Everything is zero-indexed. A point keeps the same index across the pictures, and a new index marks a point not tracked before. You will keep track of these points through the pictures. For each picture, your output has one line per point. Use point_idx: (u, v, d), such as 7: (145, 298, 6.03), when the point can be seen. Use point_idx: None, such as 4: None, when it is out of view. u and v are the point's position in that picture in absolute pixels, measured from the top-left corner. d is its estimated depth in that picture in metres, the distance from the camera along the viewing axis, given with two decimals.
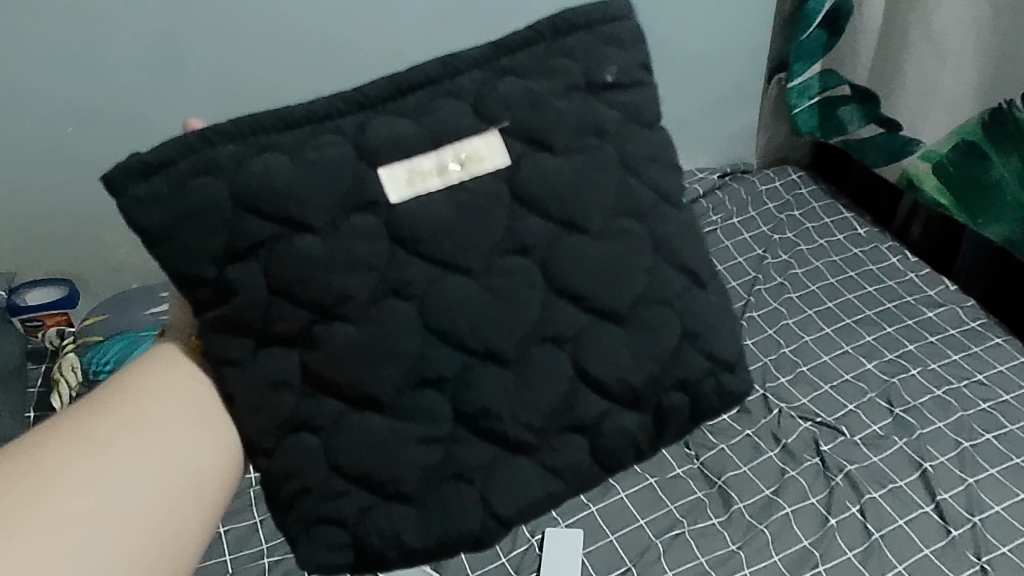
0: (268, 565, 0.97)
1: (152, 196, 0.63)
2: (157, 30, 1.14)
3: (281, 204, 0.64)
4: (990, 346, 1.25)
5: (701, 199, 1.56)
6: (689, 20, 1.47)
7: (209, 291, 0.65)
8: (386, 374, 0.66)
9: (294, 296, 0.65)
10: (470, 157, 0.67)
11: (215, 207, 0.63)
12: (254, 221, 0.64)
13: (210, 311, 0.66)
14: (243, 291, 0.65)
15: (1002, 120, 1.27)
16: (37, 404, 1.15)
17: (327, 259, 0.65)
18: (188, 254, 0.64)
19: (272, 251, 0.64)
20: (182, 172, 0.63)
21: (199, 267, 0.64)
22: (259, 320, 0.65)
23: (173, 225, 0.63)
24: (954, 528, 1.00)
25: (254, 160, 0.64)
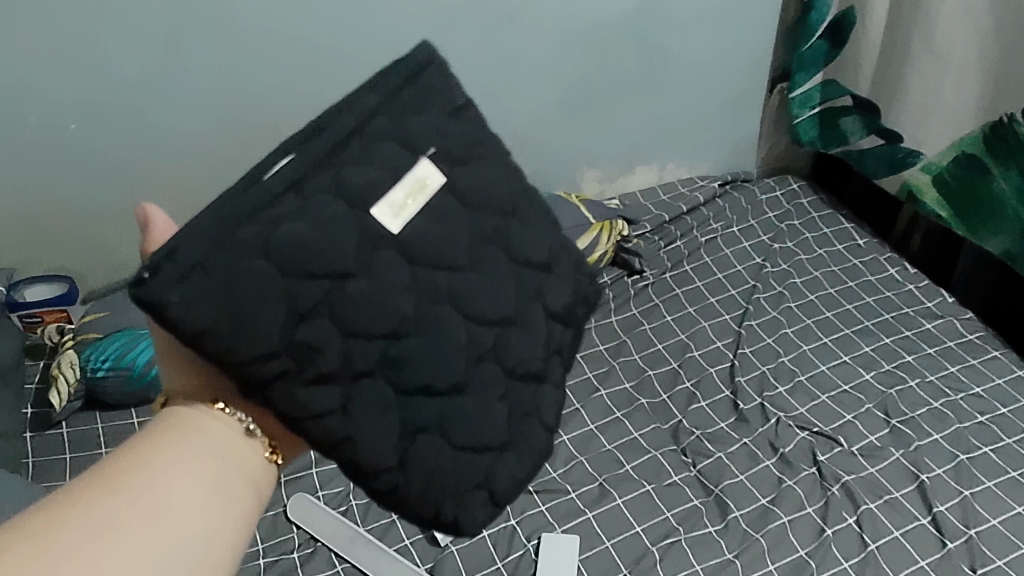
0: (264, 566, 0.97)
1: (195, 295, 0.49)
2: (162, 28, 1.14)
3: (319, 258, 0.52)
4: (988, 359, 1.26)
5: (703, 207, 1.56)
6: (696, 27, 1.47)
7: (292, 361, 0.51)
8: (462, 409, 0.57)
9: (359, 347, 0.53)
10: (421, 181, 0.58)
11: (266, 285, 0.51)
12: (305, 285, 0.52)
13: (302, 382, 0.52)
14: (327, 355, 0.52)
15: (1003, 134, 1.27)
16: (33, 401, 1.16)
17: (374, 306, 0.54)
18: (257, 336, 0.50)
19: (334, 307, 0.52)
20: (218, 262, 0.50)
21: (269, 341, 0.50)
22: (338, 378, 0.53)
23: (233, 322, 0.50)
24: (950, 541, 1.00)
25: (283, 229, 0.52)
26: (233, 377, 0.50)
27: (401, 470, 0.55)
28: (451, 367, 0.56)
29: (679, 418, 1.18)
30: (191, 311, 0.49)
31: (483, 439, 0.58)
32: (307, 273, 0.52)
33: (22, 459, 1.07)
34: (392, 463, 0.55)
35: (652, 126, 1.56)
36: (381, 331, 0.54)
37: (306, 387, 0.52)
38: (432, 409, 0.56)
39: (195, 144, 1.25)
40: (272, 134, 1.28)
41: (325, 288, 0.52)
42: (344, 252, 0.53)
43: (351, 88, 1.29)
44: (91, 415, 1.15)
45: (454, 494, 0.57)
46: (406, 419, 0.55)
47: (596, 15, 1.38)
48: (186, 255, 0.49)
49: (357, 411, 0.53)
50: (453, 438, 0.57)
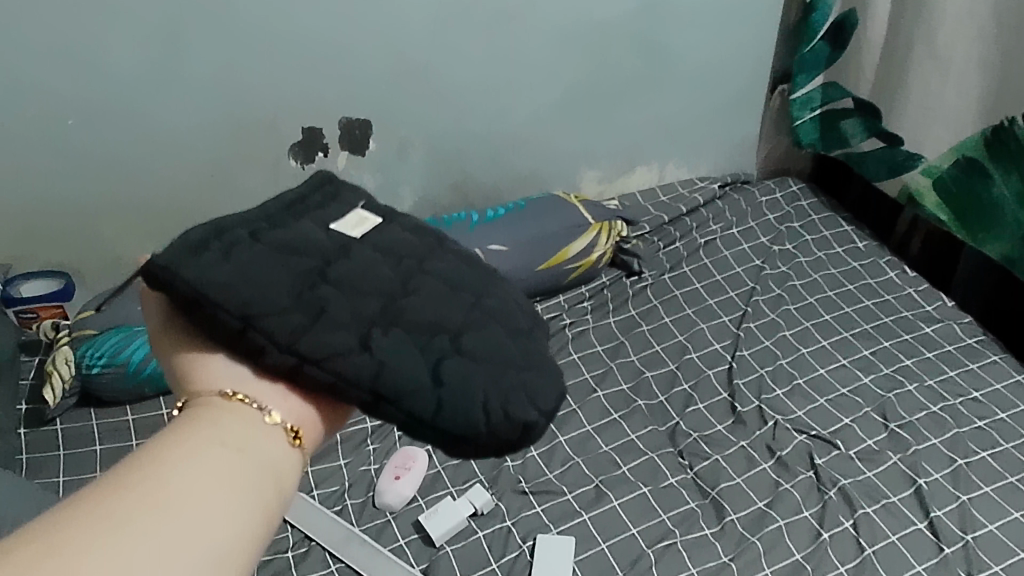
0: (257, 565, 0.97)
1: (201, 266, 0.49)
2: (160, 24, 1.13)
3: (309, 243, 0.54)
4: (987, 363, 1.25)
5: (702, 208, 1.55)
6: (697, 29, 1.46)
7: (304, 315, 0.49)
8: (479, 338, 0.54)
9: (364, 300, 0.52)
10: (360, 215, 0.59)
11: (262, 260, 0.52)
12: (295, 259, 0.52)
13: (322, 327, 0.49)
14: (337, 305, 0.51)
15: (1004, 138, 1.26)
16: (27, 396, 1.16)
17: (367, 272, 0.54)
18: (268, 292, 0.50)
19: (331, 271, 0.52)
20: (222, 247, 0.51)
21: (277, 298, 0.50)
22: (348, 323, 0.50)
23: (241, 283, 0.49)
24: (947, 546, 0.99)
25: (267, 233, 0.54)
26: (249, 337, 0.48)
27: (435, 388, 0.50)
28: (460, 310, 0.54)
29: (676, 420, 1.18)
30: (201, 279, 0.49)
31: (507, 362, 0.53)
32: (293, 252, 0.53)
33: (16, 456, 1.06)
34: (425, 383, 0.50)
35: (652, 127, 1.55)
36: (377, 289, 0.53)
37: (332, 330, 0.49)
38: (447, 343, 0.52)
39: (193, 140, 1.25)
40: (271, 131, 1.28)
41: (315, 263, 0.53)
42: (321, 243, 0.55)
43: (350, 86, 1.28)
44: (86, 412, 1.14)
45: (495, 412, 0.51)
46: (429, 350, 0.52)
47: (597, 14, 1.38)
48: (185, 244, 0.51)
49: (383, 346, 0.50)
50: (478, 359, 0.52)
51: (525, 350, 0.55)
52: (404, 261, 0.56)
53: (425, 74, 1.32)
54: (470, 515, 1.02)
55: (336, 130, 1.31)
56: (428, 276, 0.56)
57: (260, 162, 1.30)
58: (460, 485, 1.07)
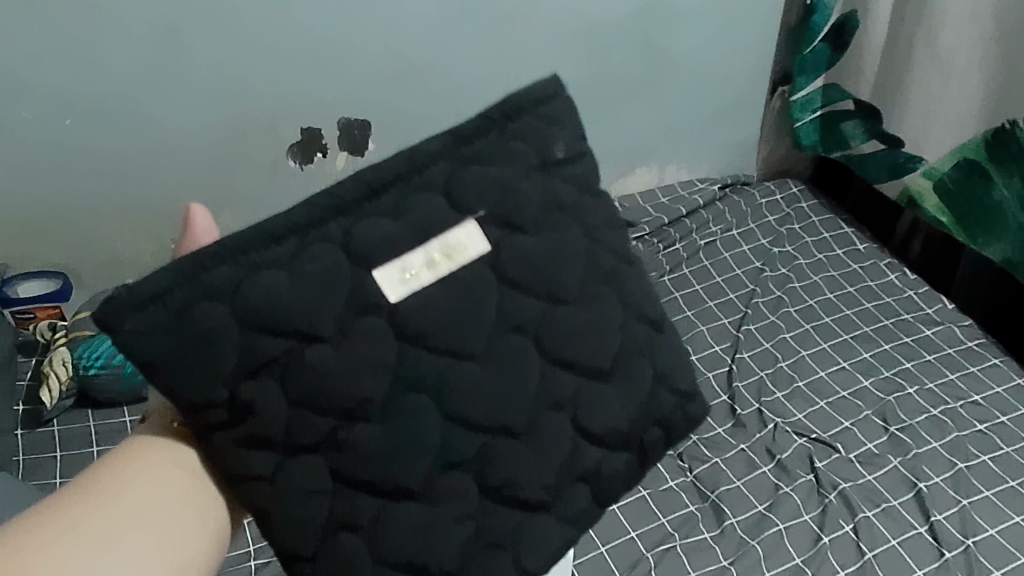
0: (255, 567, 0.96)
1: (145, 328, 0.48)
2: (158, 25, 1.13)
3: (288, 315, 0.49)
4: (987, 367, 1.25)
5: (701, 209, 1.54)
6: (698, 30, 1.46)
7: (229, 415, 0.50)
8: (433, 502, 0.52)
9: (302, 411, 0.50)
10: (457, 245, 0.54)
11: (215, 336, 0.49)
12: (261, 340, 0.49)
13: (230, 443, 0.50)
14: (265, 419, 0.50)
15: (1006, 141, 1.26)
16: (25, 397, 1.15)
17: (341, 375, 0.50)
18: (200, 390, 0.49)
19: (287, 372, 0.50)
20: (178, 307, 0.48)
21: (211, 396, 0.49)
22: (275, 447, 0.50)
23: (179, 366, 0.49)
24: (947, 550, 0.99)
25: (256, 280, 0.49)
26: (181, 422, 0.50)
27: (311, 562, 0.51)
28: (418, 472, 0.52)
29: None
30: (139, 345, 0.48)
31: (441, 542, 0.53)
32: (269, 327, 0.49)
33: (12, 456, 1.06)
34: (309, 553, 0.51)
35: (652, 128, 1.55)
36: (336, 405, 0.50)
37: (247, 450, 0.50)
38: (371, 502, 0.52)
39: (191, 140, 1.24)
40: (270, 132, 1.27)
41: (285, 349, 0.50)
42: (320, 316, 0.50)
43: (349, 86, 1.28)
44: (83, 413, 1.14)
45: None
46: (340, 500, 0.51)
47: (597, 15, 1.37)
48: (148, 286, 0.48)
49: (285, 484, 0.51)
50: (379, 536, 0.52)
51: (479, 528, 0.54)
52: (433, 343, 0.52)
53: (425, 75, 1.31)
54: None
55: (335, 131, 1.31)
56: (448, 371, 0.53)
57: (258, 162, 1.29)
58: None
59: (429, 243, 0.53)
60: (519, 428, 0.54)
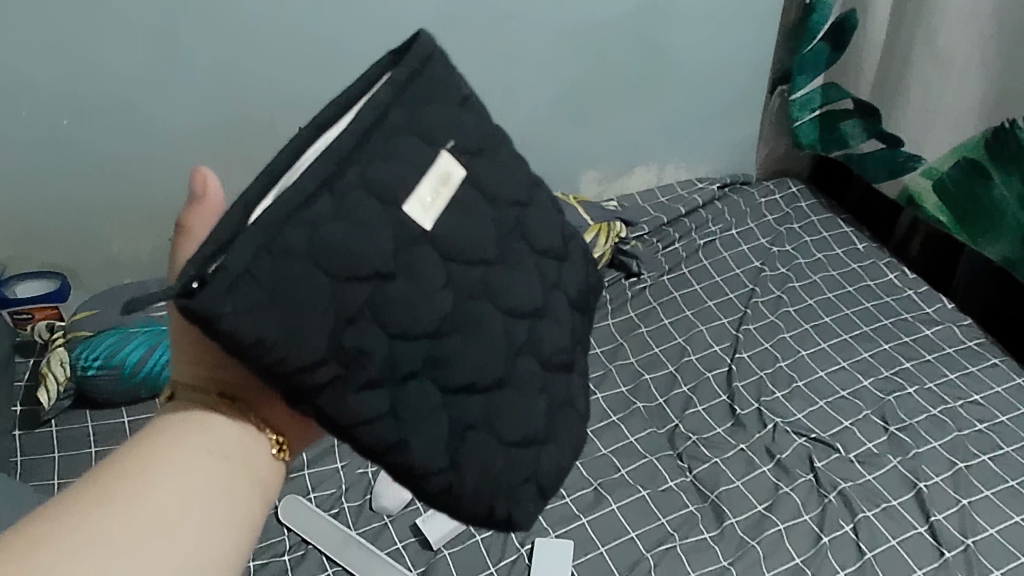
0: (253, 568, 0.96)
1: (242, 298, 0.43)
2: (156, 24, 1.13)
3: (366, 261, 0.48)
4: (987, 366, 1.25)
5: (700, 209, 1.54)
6: (697, 29, 1.46)
7: (337, 365, 0.47)
8: (508, 405, 0.54)
9: (409, 348, 0.49)
10: (444, 174, 0.54)
11: (316, 295, 0.46)
12: (349, 288, 0.47)
13: (353, 390, 0.47)
14: (385, 361, 0.48)
15: (1004, 139, 1.26)
16: (23, 398, 1.15)
17: (417, 304, 0.50)
18: (310, 343, 0.45)
19: (384, 312, 0.48)
20: (278, 281, 0.44)
21: (320, 347, 0.46)
22: (384, 381, 0.49)
23: (287, 327, 0.44)
24: (947, 550, 0.99)
25: (321, 240, 0.46)
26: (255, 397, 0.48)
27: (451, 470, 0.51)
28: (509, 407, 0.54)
29: (675, 423, 1.17)
30: (244, 311, 0.43)
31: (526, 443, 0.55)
32: (350, 272, 0.47)
33: (10, 458, 1.06)
34: (444, 464, 0.51)
35: (652, 127, 1.55)
36: (427, 329, 0.50)
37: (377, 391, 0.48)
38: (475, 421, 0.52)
39: (190, 141, 1.24)
40: (269, 132, 1.27)
41: (366, 293, 0.48)
42: (382, 250, 0.49)
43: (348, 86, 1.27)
44: (81, 414, 1.13)
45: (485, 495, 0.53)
46: (455, 421, 0.52)
47: (596, 15, 1.37)
48: (236, 264, 0.43)
49: (410, 410, 0.49)
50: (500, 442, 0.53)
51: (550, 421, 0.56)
52: (466, 274, 0.53)
53: None
54: None
55: None
56: (484, 300, 0.54)
57: (257, 162, 1.29)
58: None
59: (425, 175, 0.53)
60: (547, 335, 0.57)
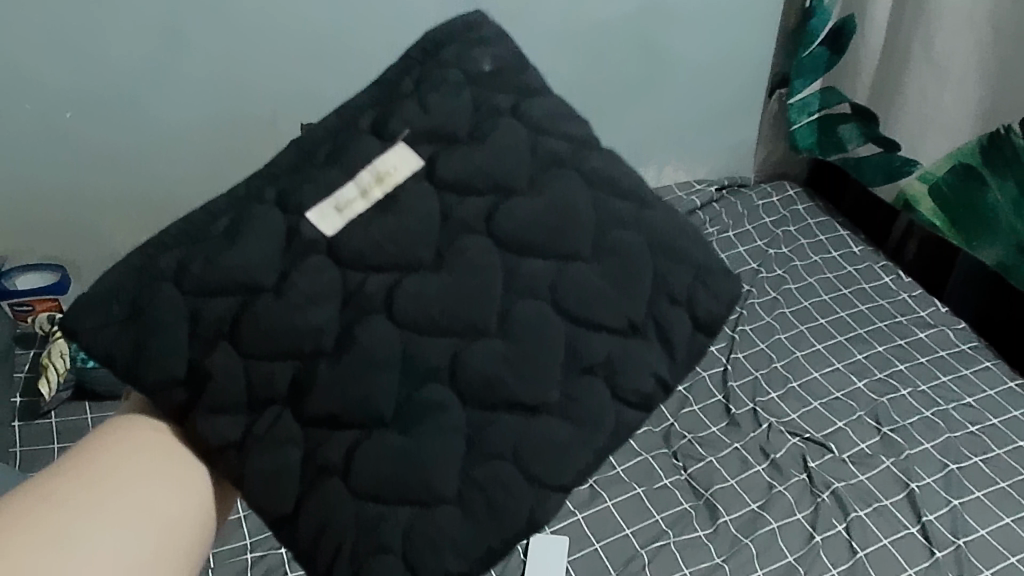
0: (249, 562, 0.97)
1: (98, 328, 0.54)
2: (160, 20, 1.13)
3: (230, 276, 0.54)
4: (980, 369, 1.26)
5: (698, 211, 1.55)
6: (696, 33, 1.47)
7: (189, 391, 0.54)
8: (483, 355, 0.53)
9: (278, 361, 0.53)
10: (388, 168, 0.56)
11: (170, 318, 0.54)
12: (213, 303, 0.54)
13: (208, 414, 0.53)
14: (265, 378, 0.53)
15: (1000, 145, 1.27)
16: (22, 389, 1.16)
17: (292, 313, 0.53)
18: (159, 368, 0.53)
19: (240, 325, 0.53)
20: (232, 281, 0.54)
21: (169, 370, 0.53)
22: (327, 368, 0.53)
23: (147, 359, 0.53)
24: (938, 549, 1.00)
25: (188, 270, 0.54)
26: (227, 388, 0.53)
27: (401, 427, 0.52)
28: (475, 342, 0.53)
29: (670, 421, 1.18)
30: (94, 342, 0.54)
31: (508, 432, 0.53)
32: (216, 292, 0.54)
33: (9, 448, 1.06)
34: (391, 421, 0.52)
35: (651, 129, 1.56)
36: (310, 331, 0.53)
37: (260, 408, 0.53)
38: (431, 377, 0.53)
39: (192, 136, 1.25)
40: (270, 129, 1.28)
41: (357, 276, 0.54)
42: (253, 268, 0.54)
43: (351, 83, 1.28)
44: (80, 406, 1.13)
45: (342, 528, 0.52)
46: (312, 459, 0.52)
47: (596, 16, 1.38)
48: None
49: (273, 434, 0.53)
50: (467, 400, 0.53)
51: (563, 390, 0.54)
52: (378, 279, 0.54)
53: None
54: None
55: None
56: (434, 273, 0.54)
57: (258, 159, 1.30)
58: None
59: (366, 166, 0.56)
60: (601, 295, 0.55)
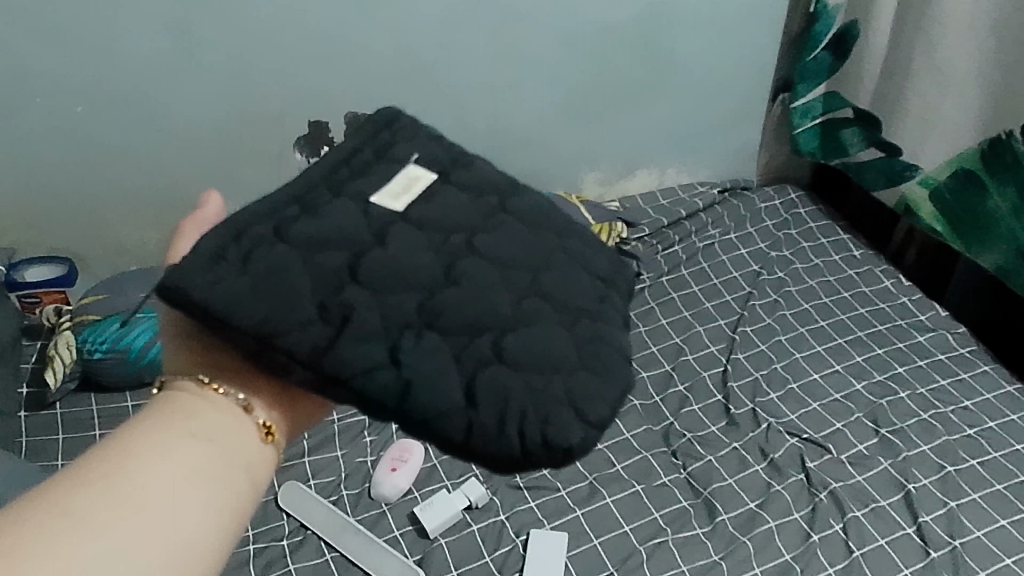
0: (252, 553, 0.98)
1: (213, 281, 0.50)
2: (170, 16, 1.15)
3: None
4: (979, 372, 1.27)
5: (700, 213, 1.57)
6: (702, 35, 1.48)
7: (326, 326, 0.51)
8: (529, 335, 0.54)
9: (392, 299, 0.53)
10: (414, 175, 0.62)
11: (285, 264, 0.52)
12: (323, 257, 0.53)
13: (345, 341, 0.50)
14: (361, 321, 0.51)
15: (1001, 151, 1.28)
16: (29, 380, 1.17)
17: (404, 268, 0.54)
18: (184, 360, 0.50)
19: (361, 272, 0.53)
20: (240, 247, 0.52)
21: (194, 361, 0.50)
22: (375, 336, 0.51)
23: (250, 302, 0.50)
24: (933, 550, 1.01)
25: (296, 226, 0.54)
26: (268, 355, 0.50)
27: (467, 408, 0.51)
28: None
29: (670, 420, 1.19)
30: (214, 294, 0.49)
31: (543, 380, 0.53)
32: (323, 248, 0.54)
33: (16, 438, 1.07)
34: (461, 399, 0.51)
35: (655, 131, 1.57)
36: (412, 283, 0.54)
37: (364, 358, 0.50)
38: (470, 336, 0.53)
39: (200, 130, 1.26)
40: (277, 125, 1.29)
41: (343, 259, 0.53)
42: (360, 232, 0.55)
43: (358, 82, 1.30)
44: (86, 397, 1.15)
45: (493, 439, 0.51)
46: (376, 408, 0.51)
47: (602, 17, 1.39)
48: (207, 251, 0.51)
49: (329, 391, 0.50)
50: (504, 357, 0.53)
51: (582, 351, 0.56)
52: (450, 239, 0.57)
53: (433, 71, 1.33)
54: (464, 507, 1.03)
55: (342, 125, 1.33)
56: (474, 256, 0.57)
57: (266, 155, 1.31)
58: (455, 479, 1.08)
59: (396, 175, 0.61)
60: (553, 279, 0.58)
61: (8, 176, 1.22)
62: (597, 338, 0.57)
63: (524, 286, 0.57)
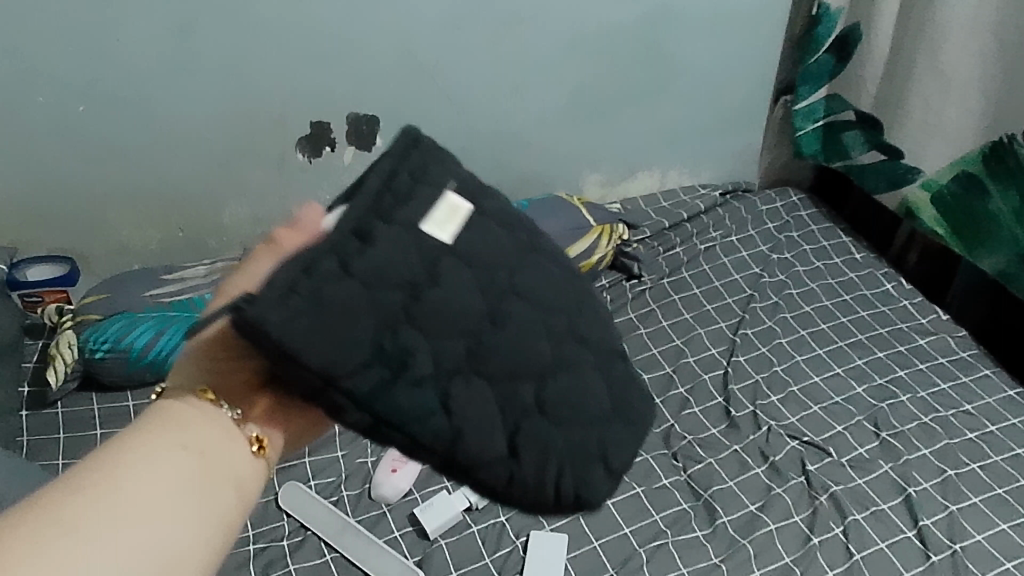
0: (251, 553, 0.98)
1: (288, 317, 0.45)
2: (173, 15, 1.15)
3: None
4: (979, 376, 1.27)
5: (702, 215, 1.57)
6: (704, 36, 1.48)
7: (383, 368, 0.49)
8: (565, 384, 0.55)
9: (444, 343, 0.51)
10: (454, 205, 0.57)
11: (352, 303, 0.49)
12: (381, 293, 0.50)
13: (402, 385, 0.49)
14: (421, 363, 0.50)
15: (1003, 154, 1.28)
16: (30, 379, 1.17)
17: (453, 309, 0.52)
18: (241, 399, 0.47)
19: (418, 314, 0.51)
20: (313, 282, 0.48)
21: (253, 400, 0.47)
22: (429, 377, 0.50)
23: (320, 339, 0.46)
24: (933, 554, 1.01)
25: (356, 258, 0.50)
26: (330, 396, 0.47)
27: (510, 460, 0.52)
28: None
29: (671, 422, 1.19)
30: (291, 330, 0.45)
31: (580, 435, 0.55)
32: (384, 281, 0.51)
33: (16, 436, 1.07)
34: (504, 451, 0.52)
35: (657, 133, 1.57)
36: (460, 327, 0.52)
37: (419, 399, 0.50)
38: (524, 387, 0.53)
39: (203, 130, 1.26)
40: (279, 125, 1.29)
41: (400, 298, 0.51)
42: (411, 267, 0.52)
43: (360, 83, 1.30)
44: (87, 397, 1.15)
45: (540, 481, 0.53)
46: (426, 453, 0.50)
47: (605, 18, 1.39)
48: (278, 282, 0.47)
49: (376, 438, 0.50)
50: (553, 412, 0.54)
51: (614, 398, 0.57)
52: (496, 277, 0.55)
53: (435, 72, 1.33)
54: (464, 509, 1.03)
55: (344, 126, 1.33)
56: (518, 299, 0.55)
57: (268, 155, 1.32)
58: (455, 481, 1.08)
59: (436, 204, 0.56)
60: (587, 324, 0.58)
61: (10, 175, 1.22)
62: (624, 387, 0.59)
63: (563, 332, 0.56)
